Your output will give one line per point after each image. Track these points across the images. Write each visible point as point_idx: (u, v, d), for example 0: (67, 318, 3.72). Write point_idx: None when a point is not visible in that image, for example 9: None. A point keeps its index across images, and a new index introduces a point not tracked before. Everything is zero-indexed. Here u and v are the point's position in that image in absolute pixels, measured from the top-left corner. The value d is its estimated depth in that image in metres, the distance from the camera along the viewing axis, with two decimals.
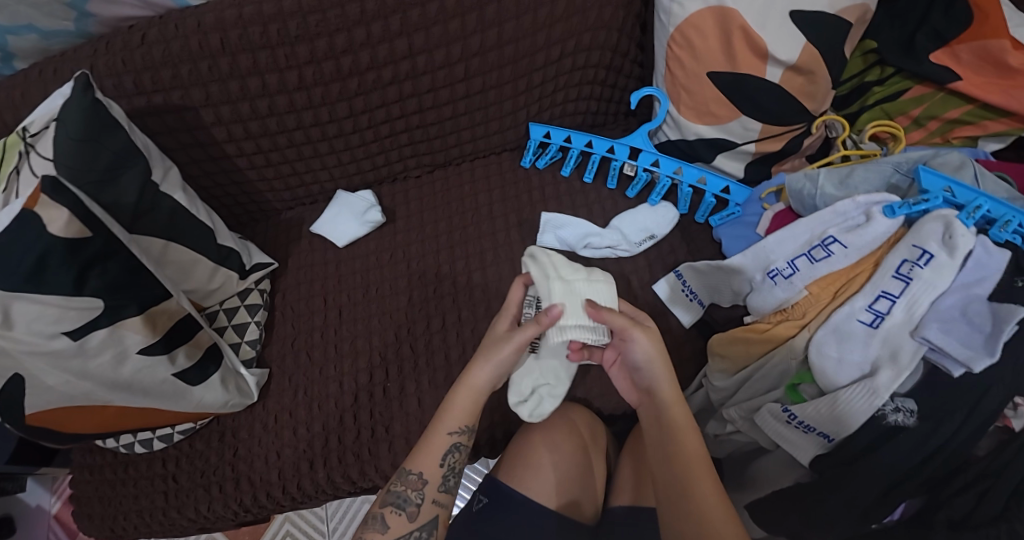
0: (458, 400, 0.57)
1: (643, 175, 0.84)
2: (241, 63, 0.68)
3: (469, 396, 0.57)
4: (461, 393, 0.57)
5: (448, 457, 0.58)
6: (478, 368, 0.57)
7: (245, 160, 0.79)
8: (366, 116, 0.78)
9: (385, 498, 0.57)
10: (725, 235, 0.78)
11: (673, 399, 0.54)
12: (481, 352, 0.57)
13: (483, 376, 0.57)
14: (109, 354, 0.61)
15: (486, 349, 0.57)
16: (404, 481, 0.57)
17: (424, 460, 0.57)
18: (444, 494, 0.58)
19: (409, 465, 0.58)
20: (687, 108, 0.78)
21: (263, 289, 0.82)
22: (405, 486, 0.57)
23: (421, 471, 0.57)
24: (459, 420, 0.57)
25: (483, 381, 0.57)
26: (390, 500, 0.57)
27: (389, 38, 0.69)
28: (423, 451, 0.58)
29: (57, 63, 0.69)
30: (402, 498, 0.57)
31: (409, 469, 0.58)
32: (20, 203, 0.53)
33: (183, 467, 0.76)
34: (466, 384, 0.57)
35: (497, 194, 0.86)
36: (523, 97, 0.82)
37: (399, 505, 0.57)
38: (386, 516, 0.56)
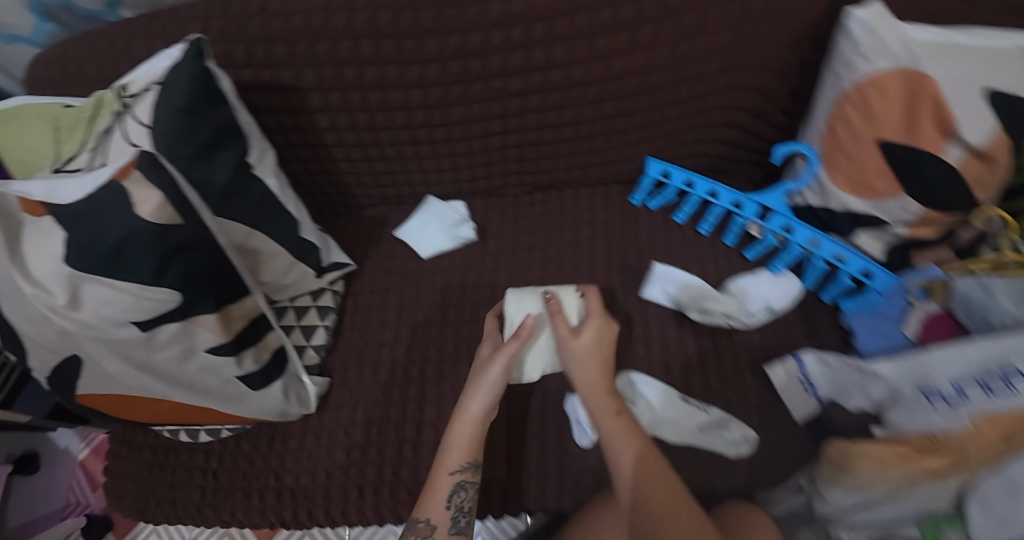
0: (454, 435, 0.57)
1: (769, 240, 0.74)
2: (363, 49, 0.61)
3: (467, 429, 0.57)
4: (459, 427, 0.57)
5: (454, 498, 0.55)
6: (472, 396, 0.58)
7: (342, 151, 0.72)
8: (480, 124, 0.70)
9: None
10: (858, 326, 0.69)
11: (591, 388, 0.58)
12: (471, 383, 0.59)
13: (477, 404, 0.57)
14: (177, 349, 0.55)
15: (471, 384, 0.59)
16: (411, 527, 0.54)
17: (429, 502, 0.55)
18: (455, 537, 0.54)
19: (418, 512, 0.55)
20: (841, 175, 0.68)
21: (336, 291, 0.76)
22: (413, 536, 0.53)
23: (429, 516, 0.54)
24: (463, 453, 0.56)
25: (477, 410, 0.57)
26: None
27: (528, 46, 0.62)
28: (432, 498, 0.55)
29: (166, 17, 0.63)
30: None
31: (416, 517, 0.55)
32: (111, 173, 0.48)
33: (225, 465, 0.71)
34: (458, 421, 0.57)
35: (600, 229, 0.79)
36: (651, 130, 0.74)
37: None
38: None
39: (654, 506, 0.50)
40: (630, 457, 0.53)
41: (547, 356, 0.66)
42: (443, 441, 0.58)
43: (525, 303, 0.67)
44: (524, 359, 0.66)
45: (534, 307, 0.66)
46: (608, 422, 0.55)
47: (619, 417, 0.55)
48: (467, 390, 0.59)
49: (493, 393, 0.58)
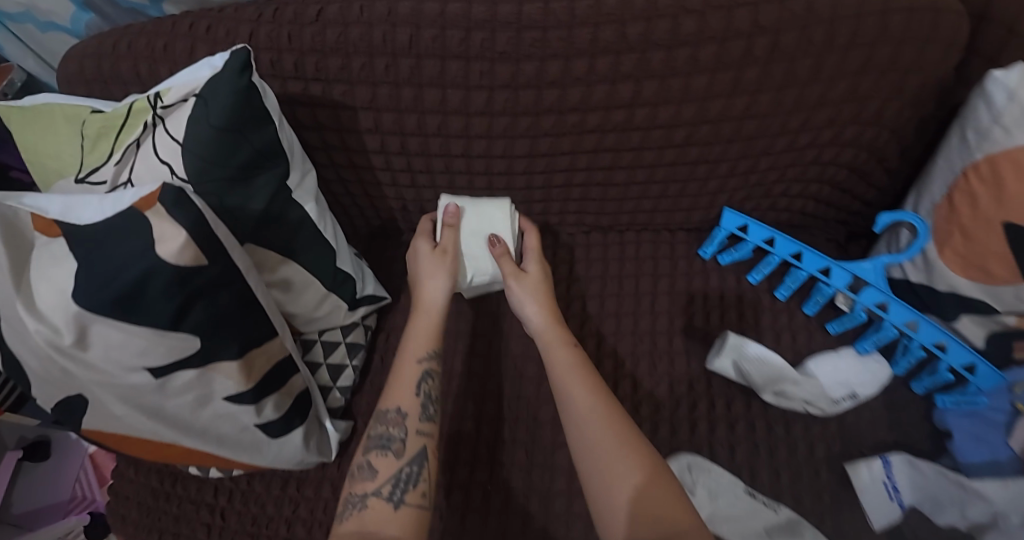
0: (416, 324, 0.55)
1: (859, 316, 0.66)
2: (426, 69, 0.54)
3: (432, 318, 0.55)
4: (420, 318, 0.56)
5: (422, 385, 0.53)
6: (427, 285, 0.56)
7: (388, 175, 0.66)
8: (545, 159, 0.63)
9: (367, 443, 0.51)
10: (957, 429, 0.62)
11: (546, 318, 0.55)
12: (420, 276, 0.57)
13: (434, 292, 0.55)
14: (191, 396, 0.49)
15: (423, 269, 0.57)
16: (382, 420, 0.51)
17: (398, 390, 0.53)
18: (428, 426, 0.52)
19: (386, 402, 0.52)
20: (950, 252, 0.59)
21: (368, 326, 0.70)
22: (385, 425, 0.51)
23: (400, 404, 0.52)
24: (423, 344, 0.55)
25: (438, 297, 0.55)
26: (373, 444, 0.50)
27: (614, 79, 0.54)
28: (394, 385, 0.53)
29: (212, 18, 0.57)
30: (385, 438, 0.50)
31: (386, 407, 0.52)
32: (133, 200, 0.42)
33: (235, 505, 0.66)
34: (421, 306, 0.56)
35: (663, 281, 0.71)
36: (735, 180, 0.65)
37: (383, 444, 0.50)
38: (372, 461, 0.49)
39: (594, 437, 0.46)
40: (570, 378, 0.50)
41: (484, 266, 0.58)
42: (400, 346, 0.55)
43: (481, 215, 0.59)
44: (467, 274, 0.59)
45: (479, 229, 0.58)
46: (560, 352, 0.53)
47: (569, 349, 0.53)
48: (418, 279, 0.57)
49: (450, 278, 0.56)
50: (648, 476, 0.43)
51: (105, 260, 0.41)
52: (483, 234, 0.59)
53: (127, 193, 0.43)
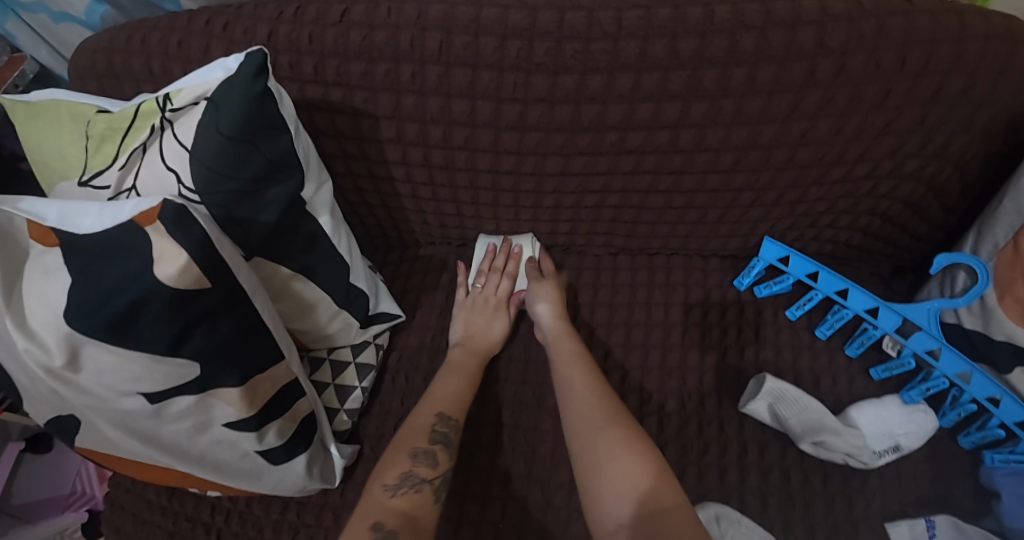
0: (469, 360, 0.61)
1: (908, 362, 0.61)
2: (455, 79, 0.50)
3: (482, 354, 0.62)
4: (474, 355, 0.62)
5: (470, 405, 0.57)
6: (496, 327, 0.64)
7: (408, 187, 0.62)
8: (577, 179, 0.59)
9: (431, 434, 0.53)
10: (1006, 491, 0.55)
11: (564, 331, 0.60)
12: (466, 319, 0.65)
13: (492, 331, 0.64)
14: (188, 422, 0.46)
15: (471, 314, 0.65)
16: (446, 422, 0.54)
17: (461, 404, 0.56)
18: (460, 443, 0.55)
19: (454, 410, 0.55)
20: (1012, 301, 0.52)
21: (380, 345, 0.66)
22: (447, 427, 0.54)
23: (458, 416, 0.55)
24: (469, 377, 0.59)
25: (497, 332, 0.64)
26: (437, 438, 0.53)
27: (659, 97, 0.50)
28: (442, 397, 0.57)
29: (230, 15, 0.53)
30: (446, 438, 0.53)
31: (450, 413, 0.55)
32: (132, 214, 0.38)
33: (232, 527, 0.63)
34: (479, 350, 0.62)
35: (695, 312, 0.66)
36: (778, 208, 0.61)
37: (446, 444, 0.53)
38: (436, 452, 0.52)
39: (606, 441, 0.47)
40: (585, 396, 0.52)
41: None
42: (442, 371, 0.60)
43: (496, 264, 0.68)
44: None
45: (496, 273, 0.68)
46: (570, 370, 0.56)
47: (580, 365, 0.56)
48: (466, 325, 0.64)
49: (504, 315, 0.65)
50: (660, 479, 0.43)
51: (101, 278, 0.38)
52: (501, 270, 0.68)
53: (129, 203, 0.39)
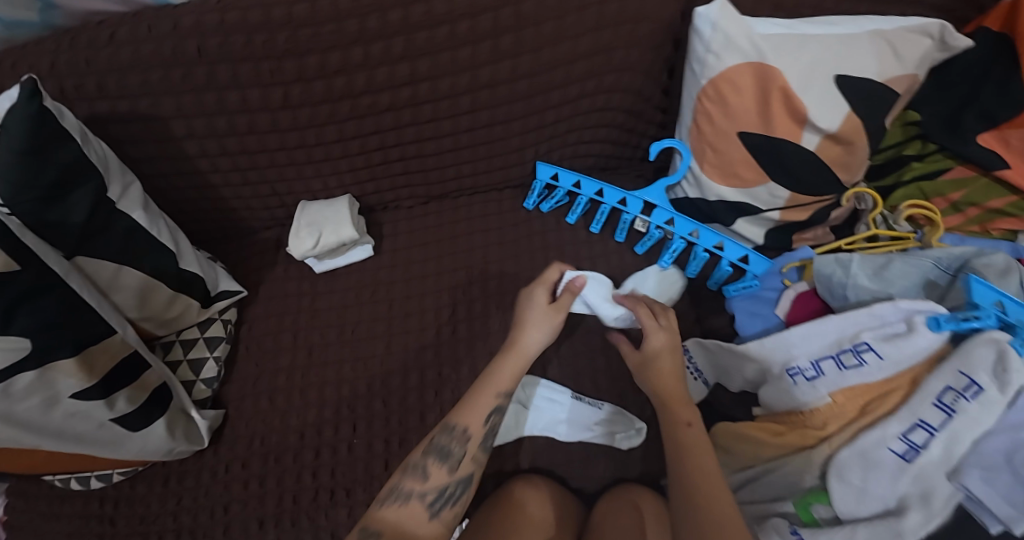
0: (506, 366, 0.57)
1: (655, 234, 0.77)
2: (220, 75, 0.61)
3: (515, 360, 0.57)
4: (513, 358, 0.57)
5: (491, 417, 0.56)
6: (524, 334, 0.58)
7: (220, 176, 0.72)
8: (358, 141, 0.71)
9: (429, 447, 0.54)
10: (739, 310, 0.70)
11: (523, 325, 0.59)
12: (526, 321, 0.59)
13: (535, 340, 0.58)
14: (38, 398, 0.53)
15: (535, 317, 0.59)
16: (449, 433, 0.54)
17: (471, 414, 0.55)
18: (482, 454, 0.56)
19: (455, 419, 0.55)
20: (711, 166, 0.70)
21: (227, 320, 0.75)
22: (450, 439, 0.54)
23: (467, 426, 0.55)
24: (507, 382, 0.57)
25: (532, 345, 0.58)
26: (433, 451, 0.53)
27: (390, 61, 0.62)
28: (463, 411, 0.56)
29: (18, 56, 0.60)
30: (445, 450, 0.53)
31: (454, 424, 0.55)
32: None
33: (122, 510, 0.69)
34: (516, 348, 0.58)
35: (497, 235, 0.80)
36: (533, 135, 0.76)
37: (442, 457, 0.53)
38: (428, 467, 0.52)
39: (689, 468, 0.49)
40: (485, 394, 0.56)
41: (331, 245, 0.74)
42: (477, 381, 0.58)
43: (313, 217, 0.74)
44: (333, 255, 0.76)
45: (312, 223, 0.73)
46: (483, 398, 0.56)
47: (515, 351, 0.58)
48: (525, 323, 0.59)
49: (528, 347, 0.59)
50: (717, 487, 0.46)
51: None
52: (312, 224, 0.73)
53: None
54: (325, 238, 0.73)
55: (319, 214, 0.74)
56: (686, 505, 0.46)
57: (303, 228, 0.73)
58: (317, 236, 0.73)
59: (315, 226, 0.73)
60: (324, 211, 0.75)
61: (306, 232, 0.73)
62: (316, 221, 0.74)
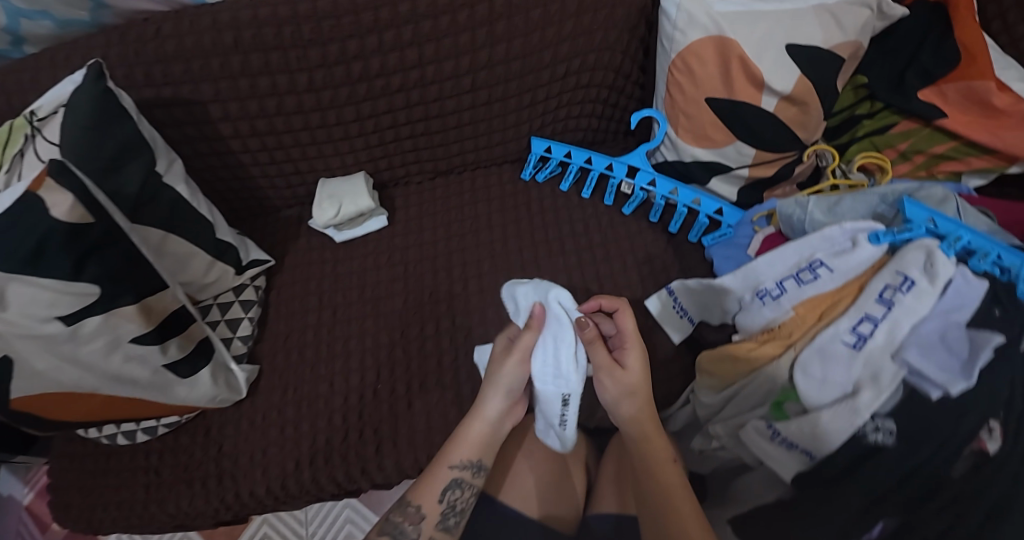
0: (466, 431, 0.61)
1: (639, 194, 0.87)
2: (253, 62, 0.69)
3: (478, 428, 0.61)
4: (470, 426, 0.61)
5: (449, 494, 0.60)
6: (487, 398, 0.61)
7: (249, 156, 0.80)
8: (373, 120, 0.80)
9: (385, 526, 0.59)
10: (716, 254, 0.79)
11: (477, 418, 0.61)
12: (487, 385, 0.62)
13: (492, 406, 0.61)
14: (102, 341, 0.61)
15: (490, 382, 0.62)
16: (404, 512, 0.59)
17: (426, 493, 0.59)
18: (441, 532, 0.59)
19: (410, 497, 0.60)
20: (683, 131, 0.80)
21: (258, 286, 0.83)
22: (404, 517, 0.59)
23: (422, 505, 0.59)
24: (466, 453, 0.60)
25: (491, 411, 0.61)
26: (387, 530, 0.59)
27: (400, 47, 0.71)
28: (430, 478, 0.60)
29: (69, 50, 0.69)
30: (399, 529, 0.58)
31: (410, 502, 0.60)
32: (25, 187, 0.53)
33: (165, 461, 0.76)
34: (476, 442, 0.61)
35: (496, 204, 0.90)
36: (526, 112, 0.85)
37: (395, 535, 0.58)
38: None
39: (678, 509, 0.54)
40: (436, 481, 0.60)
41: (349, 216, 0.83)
42: (448, 443, 0.61)
43: (336, 191, 0.85)
44: (354, 225, 0.86)
45: (334, 196, 0.84)
46: (442, 470, 0.60)
47: (478, 427, 0.61)
48: (484, 390, 0.62)
49: (508, 395, 0.61)
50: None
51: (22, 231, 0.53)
52: (335, 197, 0.84)
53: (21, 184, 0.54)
54: (345, 209, 0.83)
55: (341, 188, 0.85)
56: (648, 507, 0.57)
57: (325, 200, 0.84)
58: (337, 207, 0.83)
59: (336, 198, 0.84)
60: (347, 185, 0.85)
61: (328, 204, 0.83)
62: (337, 195, 0.84)
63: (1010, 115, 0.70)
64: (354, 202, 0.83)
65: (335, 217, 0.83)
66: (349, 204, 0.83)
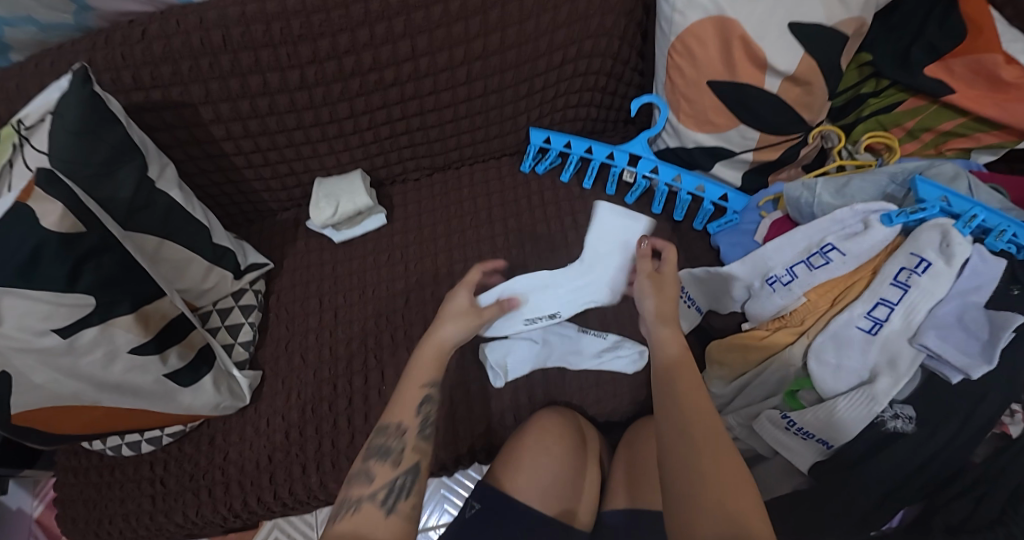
0: (422, 354, 0.58)
1: (641, 182, 0.86)
2: (242, 61, 0.67)
3: (434, 349, 0.58)
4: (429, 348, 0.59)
5: (423, 407, 0.57)
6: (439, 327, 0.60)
7: (243, 158, 0.79)
8: (367, 117, 0.78)
9: (369, 450, 0.54)
10: (722, 243, 0.79)
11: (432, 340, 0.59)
12: (445, 316, 0.61)
13: (449, 334, 0.59)
14: (100, 352, 0.60)
15: (450, 313, 0.61)
16: (385, 433, 0.55)
17: (401, 408, 0.56)
18: (424, 443, 0.56)
19: (387, 417, 0.56)
20: (686, 116, 0.78)
21: (257, 290, 0.82)
22: (387, 437, 0.55)
23: (400, 420, 0.56)
24: (429, 371, 0.58)
25: (448, 337, 0.59)
26: (373, 451, 0.54)
27: (393, 39, 0.69)
28: (400, 399, 0.57)
29: (54, 56, 0.67)
30: (385, 448, 0.54)
31: (387, 421, 0.56)
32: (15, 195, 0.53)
33: (171, 471, 0.75)
34: (433, 355, 0.58)
35: (495, 197, 0.88)
36: (524, 102, 0.83)
37: (383, 454, 0.54)
38: (371, 467, 0.53)
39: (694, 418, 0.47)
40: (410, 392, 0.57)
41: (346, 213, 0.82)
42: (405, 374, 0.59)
43: (330, 190, 0.83)
44: (354, 222, 0.85)
45: (330, 193, 0.83)
46: (410, 388, 0.57)
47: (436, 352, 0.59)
48: (443, 317, 0.61)
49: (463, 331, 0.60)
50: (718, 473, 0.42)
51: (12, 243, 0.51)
52: (332, 197, 0.82)
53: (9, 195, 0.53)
54: (343, 206, 0.82)
55: (337, 187, 0.83)
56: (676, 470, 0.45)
57: (323, 198, 0.82)
58: (333, 204, 0.82)
59: (333, 196, 0.82)
60: (346, 183, 0.84)
61: (324, 203, 0.82)
62: (332, 193, 0.83)
63: (1016, 88, 0.67)
64: (349, 200, 0.82)
65: (332, 214, 0.82)
66: (352, 200, 0.82)
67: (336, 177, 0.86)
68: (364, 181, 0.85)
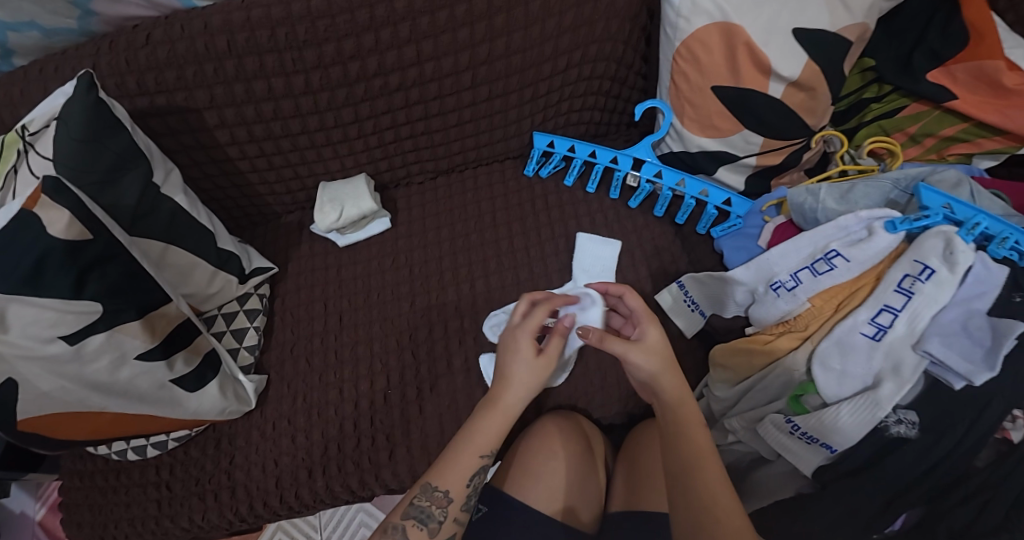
0: (489, 422, 0.56)
1: (645, 186, 0.86)
2: (247, 66, 0.67)
3: (499, 420, 0.56)
4: (493, 415, 0.56)
5: (475, 478, 0.56)
6: (506, 390, 0.57)
7: (247, 162, 0.79)
8: (372, 121, 0.78)
9: (406, 510, 0.54)
10: (726, 247, 0.80)
11: (507, 385, 0.57)
12: (507, 373, 0.57)
13: (514, 395, 0.56)
14: (106, 359, 0.60)
15: (515, 361, 0.57)
16: (428, 495, 0.54)
17: (451, 476, 0.55)
18: (464, 513, 0.56)
19: (436, 480, 0.55)
20: (690, 120, 0.79)
21: (262, 294, 0.82)
22: (428, 501, 0.54)
23: (447, 489, 0.54)
24: (489, 443, 0.55)
25: (514, 401, 0.56)
26: (412, 514, 0.54)
27: (398, 45, 0.69)
28: (465, 450, 0.55)
29: (58, 61, 0.67)
30: (425, 514, 0.54)
31: (434, 485, 0.55)
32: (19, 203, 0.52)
33: (177, 475, 0.75)
34: (500, 408, 0.56)
35: (499, 201, 0.88)
36: (529, 107, 0.83)
37: (422, 520, 0.54)
38: (405, 528, 0.53)
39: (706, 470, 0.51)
40: (473, 451, 0.55)
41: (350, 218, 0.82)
42: (456, 439, 0.56)
43: (337, 193, 0.84)
44: (361, 226, 0.85)
45: (337, 197, 0.83)
46: (469, 454, 0.55)
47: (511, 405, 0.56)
48: (507, 372, 0.57)
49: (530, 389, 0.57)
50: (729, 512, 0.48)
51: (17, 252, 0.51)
52: (338, 200, 0.83)
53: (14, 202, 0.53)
54: (350, 210, 0.82)
55: (344, 191, 0.84)
56: (688, 512, 0.50)
57: (329, 202, 0.83)
58: (339, 208, 0.82)
59: (341, 200, 0.83)
60: (353, 186, 0.84)
61: (330, 207, 0.82)
62: (339, 197, 0.83)
63: (1018, 95, 0.68)
64: (353, 204, 0.82)
65: (338, 218, 0.82)
66: (360, 203, 0.82)
67: (341, 181, 0.86)
68: (371, 185, 0.86)
